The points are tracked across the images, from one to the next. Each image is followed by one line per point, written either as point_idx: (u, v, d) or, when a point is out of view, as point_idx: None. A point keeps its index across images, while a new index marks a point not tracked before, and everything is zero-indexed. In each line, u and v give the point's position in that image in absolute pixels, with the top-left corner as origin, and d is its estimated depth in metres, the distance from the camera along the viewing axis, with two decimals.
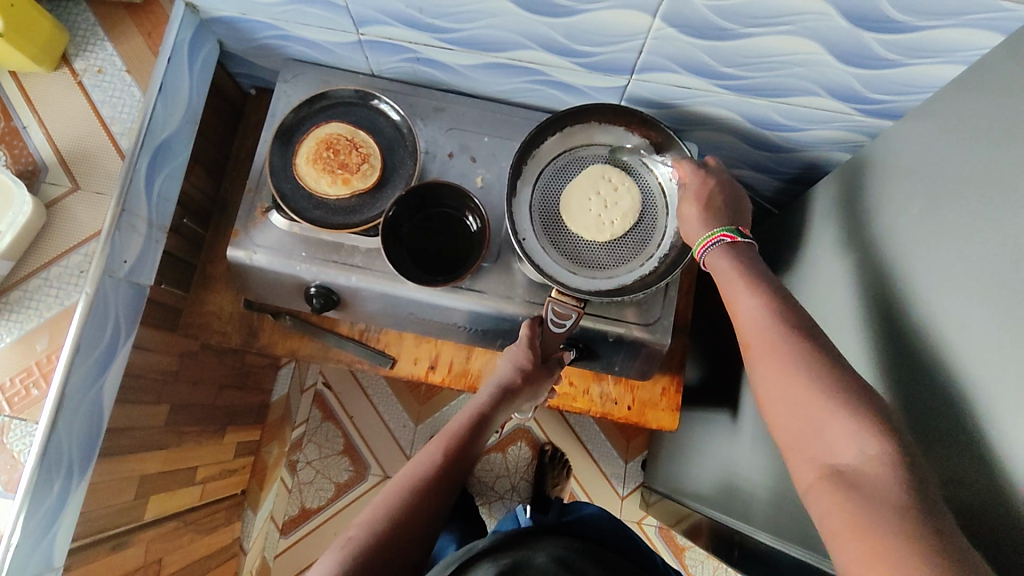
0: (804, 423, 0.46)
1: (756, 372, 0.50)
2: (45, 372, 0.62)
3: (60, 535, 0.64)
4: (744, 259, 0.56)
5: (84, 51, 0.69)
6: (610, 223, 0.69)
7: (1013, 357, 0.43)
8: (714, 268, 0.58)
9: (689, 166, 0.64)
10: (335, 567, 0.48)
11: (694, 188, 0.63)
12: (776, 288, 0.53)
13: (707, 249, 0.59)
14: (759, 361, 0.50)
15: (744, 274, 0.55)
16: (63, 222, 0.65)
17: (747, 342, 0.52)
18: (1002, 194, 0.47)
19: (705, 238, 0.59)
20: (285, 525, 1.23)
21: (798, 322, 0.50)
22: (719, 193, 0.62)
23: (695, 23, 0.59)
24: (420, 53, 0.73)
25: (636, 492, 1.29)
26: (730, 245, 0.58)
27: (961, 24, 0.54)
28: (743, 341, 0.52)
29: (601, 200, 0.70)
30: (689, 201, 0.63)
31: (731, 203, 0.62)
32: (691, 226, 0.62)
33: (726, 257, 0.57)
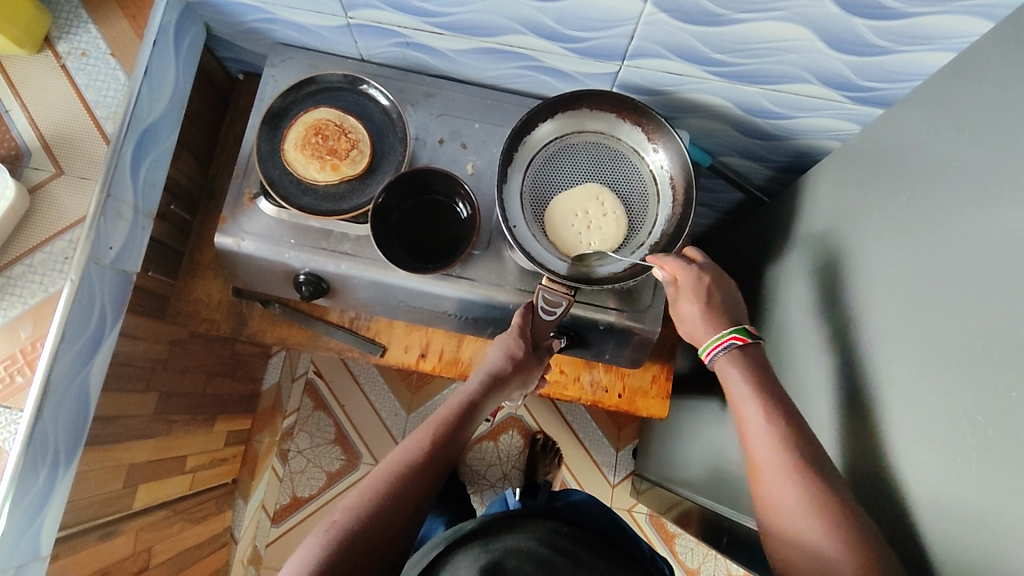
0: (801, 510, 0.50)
1: (770, 500, 0.54)
2: (29, 360, 0.61)
3: (46, 525, 0.64)
4: (754, 372, 0.59)
5: (67, 33, 0.67)
6: (586, 244, 0.68)
7: (1007, 345, 0.43)
8: (723, 374, 0.61)
9: (679, 265, 0.64)
10: (318, 552, 0.49)
11: (687, 290, 0.63)
12: (786, 409, 0.57)
13: (716, 353, 0.62)
14: (772, 490, 0.54)
15: (756, 391, 0.58)
16: (47, 208, 0.64)
17: (758, 464, 0.55)
18: (991, 182, 0.47)
19: (714, 342, 0.62)
20: (277, 514, 1.23)
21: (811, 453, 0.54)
22: (717, 293, 0.64)
23: (686, 8, 0.59)
24: (410, 38, 0.72)
25: (627, 481, 1.30)
26: (740, 350, 0.61)
27: (952, 10, 0.54)
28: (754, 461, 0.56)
29: (586, 220, 0.69)
30: (686, 300, 0.64)
31: (729, 303, 0.64)
32: (693, 325, 0.64)
33: (737, 365, 0.60)
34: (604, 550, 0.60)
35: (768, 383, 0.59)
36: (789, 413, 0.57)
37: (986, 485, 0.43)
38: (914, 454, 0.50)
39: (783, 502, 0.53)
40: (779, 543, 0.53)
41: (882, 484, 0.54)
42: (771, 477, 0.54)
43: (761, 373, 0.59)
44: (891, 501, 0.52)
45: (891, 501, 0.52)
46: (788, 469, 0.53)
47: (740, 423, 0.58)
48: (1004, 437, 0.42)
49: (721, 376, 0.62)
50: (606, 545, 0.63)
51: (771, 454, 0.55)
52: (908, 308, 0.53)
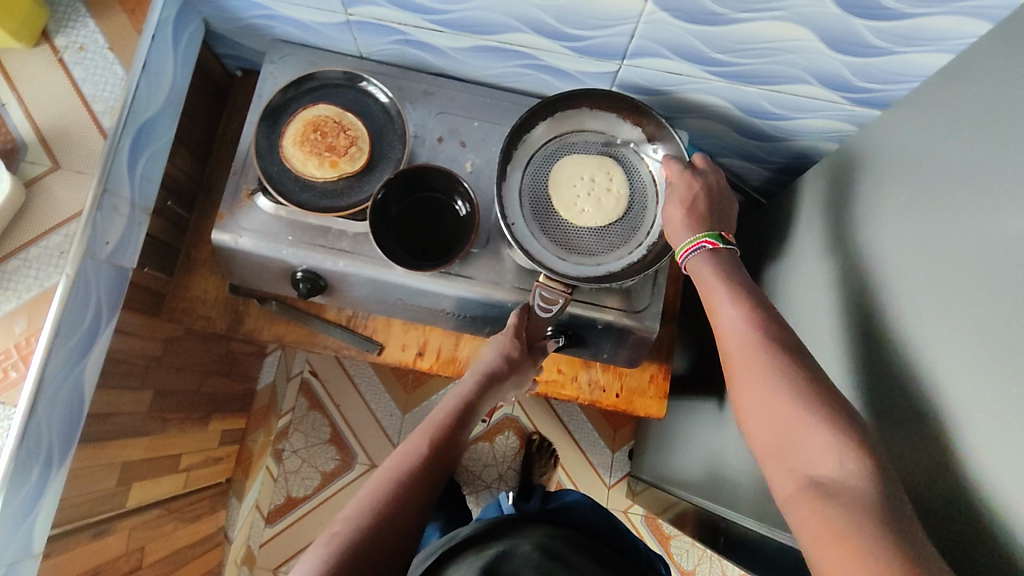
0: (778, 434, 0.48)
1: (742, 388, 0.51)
2: (24, 355, 0.60)
3: (39, 522, 0.63)
4: (723, 267, 0.58)
5: (65, 27, 0.67)
6: (580, 209, 0.69)
7: (1008, 340, 0.43)
8: (695, 274, 0.60)
9: (677, 167, 0.65)
10: (322, 563, 0.47)
11: (677, 188, 0.64)
12: (755, 296, 0.55)
13: (689, 255, 0.61)
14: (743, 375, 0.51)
15: (726, 281, 0.56)
16: (43, 203, 0.64)
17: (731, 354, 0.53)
18: (989, 181, 0.47)
19: (686, 245, 0.61)
20: (271, 514, 1.22)
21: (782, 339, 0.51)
22: (703, 195, 0.64)
23: (687, 7, 0.59)
24: (410, 35, 0.72)
25: (622, 482, 1.30)
26: (711, 251, 0.60)
27: (952, 11, 0.54)
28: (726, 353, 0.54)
29: (588, 187, 0.70)
30: (673, 201, 0.64)
31: (716, 208, 0.64)
32: (674, 227, 0.63)
33: (709, 265, 0.59)
34: (602, 556, 0.60)
35: (737, 275, 0.57)
36: (761, 301, 0.55)
37: (987, 482, 0.43)
38: (912, 454, 0.50)
39: (754, 379, 0.50)
40: (751, 424, 0.50)
41: None
42: (740, 355, 0.52)
43: (731, 267, 0.58)
44: None
45: None
46: (756, 347, 0.51)
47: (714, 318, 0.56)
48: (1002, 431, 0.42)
49: (694, 279, 0.60)
50: (604, 550, 0.62)
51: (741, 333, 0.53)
52: (905, 306, 0.53)
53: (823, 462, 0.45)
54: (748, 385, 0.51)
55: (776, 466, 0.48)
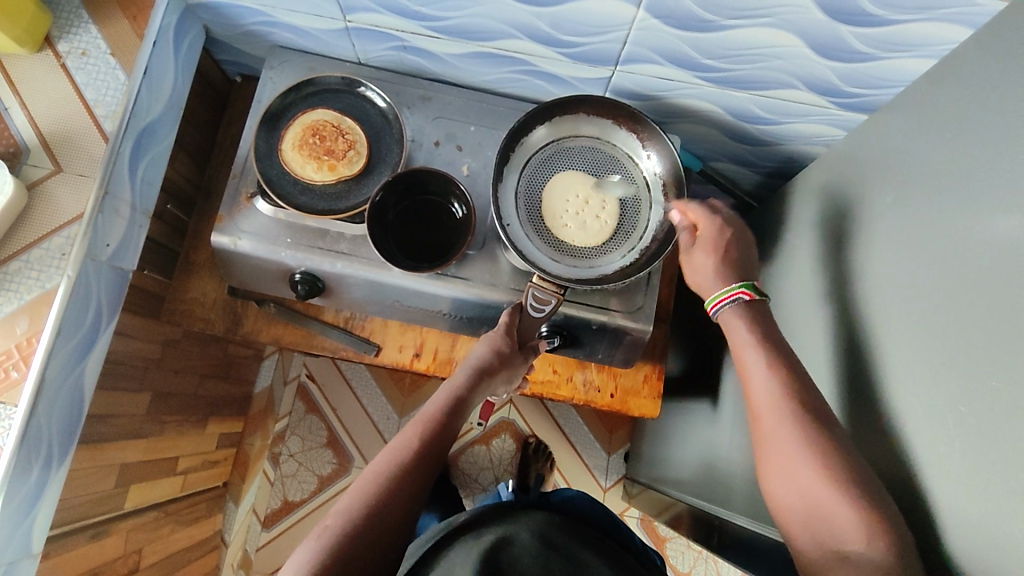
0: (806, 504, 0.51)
1: (771, 455, 0.54)
2: (25, 355, 0.61)
3: (38, 522, 0.63)
4: (757, 324, 0.60)
5: (67, 33, 0.68)
6: (563, 223, 0.70)
7: (991, 337, 0.44)
8: (727, 328, 0.61)
9: (704, 213, 0.66)
10: (313, 559, 0.47)
11: (706, 238, 0.65)
12: (790, 360, 0.57)
13: (721, 306, 0.62)
14: (772, 443, 0.54)
15: (761, 341, 0.58)
16: (45, 205, 0.64)
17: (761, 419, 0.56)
18: (971, 181, 0.49)
19: (721, 294, 0.62)
20: (268, 518, 1.22)
21: (813, 408, 0.54)
22: (732, 245, 0.65)
23: (677, 14, 0.61)
24: (408, 41, 0.73)
25: (618, 485, 1.30)
26: (747, 304, 0.61)
27: (933, 18, 0.56)
28: (757, 417, 0.56)
29: (579, 206, 0.71)
30: (702, 249, 0.65)
31: (744, 257, 0.65)
32: (704, 274, 0.65)
33: (744, 320, 0.60)
34: (598, 544, 0.60)
35: (773, 334, 0.59)
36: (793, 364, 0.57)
37: (971, 475, 0.44)
38: (899, 449, 0.51)
39: (784, 451, 0.53)
40: (779, 493, 0.53)
41: None
42: (774, 422, 0.54)
43: (766, 326, 0.60)
44: None
45: None
46: (791, 415, 0.54)
47: (744, 376, 0.59)
48: (985, 425, 0.43)
49: (726, 330, 0.62)
50: (600, 538, 0.62)
51: (776, 398, 0.55)
52: (896, 305, 0.54)
53: (849, 533, 0.48)
54: (780, 451, 0.53)
55: (804, 535, 0.51)
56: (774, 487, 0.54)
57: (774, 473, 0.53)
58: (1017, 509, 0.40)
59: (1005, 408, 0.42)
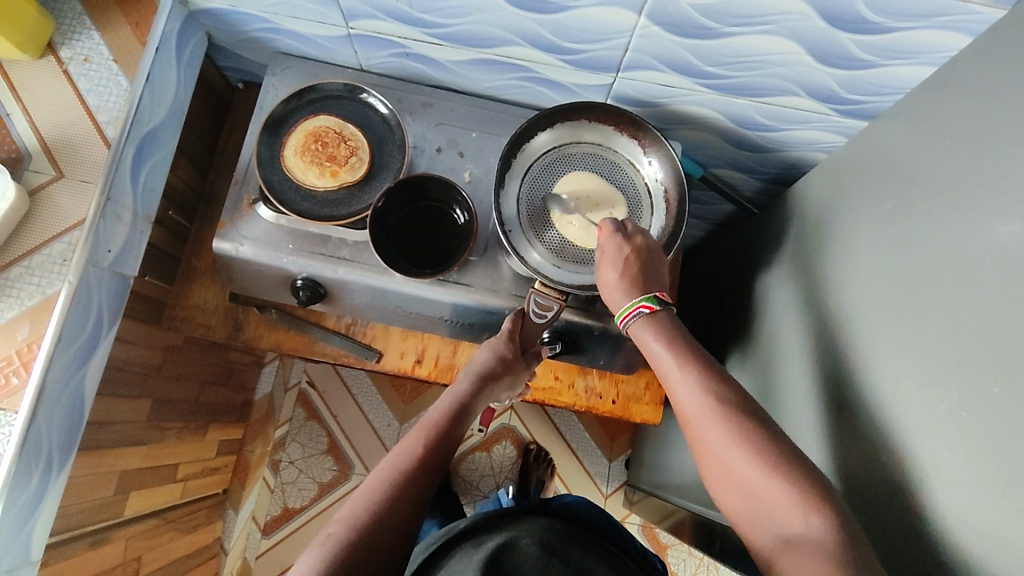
0: (748, 499, 0.50)
1: (706, 458, 0.54)
2: (25, 362, 0.61)
3: (38, 529, 0.63)
4: (667, 332, 0.60)
5: (70, 39, 0.68)
6: (568, 221, 0.70)
7: (992, 342, 0.44)
8: (639, 339, 0.62)
9: (608, 228, 0.64)
10: (316, 567, 0.47)
11: (609, 254, 0.63)
12: (700, 356, 0.58)
13: (628, 320, 0.62)
14: (703, 446, 0.54)
15: (674, 349, 0.58)
16: (46, 211, 0.64)
17: (688, 423, 0.56)
18: (970, 186, 0.49)
19: (625, 310, 0.62)
20: (268, 525, 1.22)
21: (728, 400, 0.54)
22: (637, 259, 0.63)
23: (678, 21, 0.61)
24: (410, 48, 0.73)
25: (619, 492, 1.30)
26: (650, 316, 0.61)
27: (933, 25, 0.56)
28: (685, 422, 0.56)
29: (585, 210, 0.71)
30: (607, 267, 0.63)
31: (650, 270, 0.63)
32: (611, 292, 0.63)
33: (648, 327, 0.61)
34: (599, 550, 0.60)
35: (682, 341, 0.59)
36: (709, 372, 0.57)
37: (971, 481, 0.44)
38: (899, 453, 0.51)
39: (714, 452, 0.53)
40: (723, 495, 0.53)
41: (866, 485, 0.54)
42: (698, 424, 0.54)
43: (675, 333, 0.60)
44: (876, 500, 0.53)
45: (875, 499, 0.53)
46: (710, 415, 0.53)
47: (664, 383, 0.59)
48: (987, 430, 0.43)
49: (637, 341, 0.62)
50: (600, 542, 0.62)
51: (697, 405, 0.55)
52: (894, 310, 0.54)
53: (790, 517, 0.47)
54: (711, 455, 0.53)
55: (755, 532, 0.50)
56: (719, 491, 0.53)
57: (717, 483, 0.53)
58: (1019, 514, 0.40)
59: (1007, 414, 0.42)
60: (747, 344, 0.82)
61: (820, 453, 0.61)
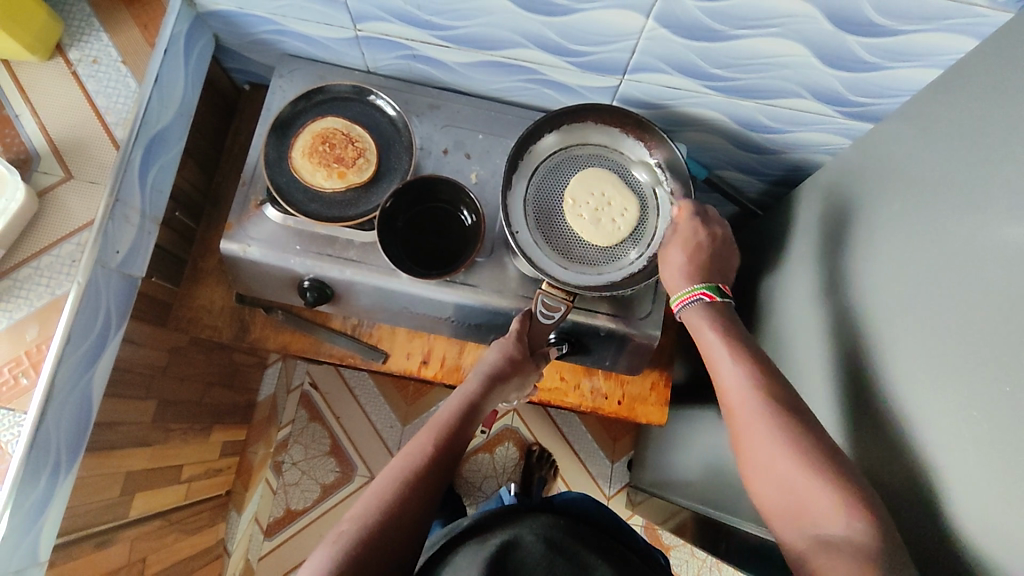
0: (785, 492, 0.50)
1: (747, 445, 0.54)
2: (34, 362, 0.61)
3: (45, 530, 0.63)
4: (723, 324, 0.61)
5: (79, 41, 0.69)
6: (576, 215, 0.70)
7: (1002, 342, 0.44)
8: (692, 326, 0.63)
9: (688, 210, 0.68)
10: (327, 564, 0.47)
11: (683, 232, 0.67)
12: (754, 351, 0.58)
13: (685, 304, 0.64)
14: (746, 433, 0.54)
15: (727, 340, 0.59)
16: (55, 212, 0.64)
17: (732, 410, 0.56)
18: (976, 188, 0.49)
19: (684, 293, 0.64)
20: (270, 527, 1.22)
21: (780, 394, 0.54)
22: (706, 242, 0.67)
23: (685, 23, 0.61)
24: (417, 50, 0.74)
25: (622, 493, 1.30)
26: (709, 304, 0.63)
27: (938, 28, 0.57)
28: (729, 410, 0.57)
29: (593, 208, 0.71)
30: (676, 242, 0.66)
31: (716, 258, 0.67)
32: (672, 268, 0.65)
33: (705, 316, 0.62)
34: (604, 545, 0.60)
35: (737, 334, 0.60)
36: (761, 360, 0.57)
37: (983, 480, 0.44)
38: (909, 454, 0.51)
39: (758, 439, 0.53)
40: (758, 485, 0.53)
41: (874, 485, 0.55)
42: (744, 411, 0.55)
43: (731, 325, 0.61)
44: (884, 499, 0.53)
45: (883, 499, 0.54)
46: (760, 404, 0.54)
47: (712, 371, 0.60)
48: (998, 429, 0.43)
49: (689, 328, 0.64)
50: (605, 538, 0.62)
51: (744, 394, 0.55)
52: (902, 311, 0.54)
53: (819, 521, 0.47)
54: (754, 442, 0.53)
55: (787, 524, 0.50)
56: (754, 479, 0.53)
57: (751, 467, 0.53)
58: None
59: (1016, 414, 0.42)
60: None
61: None
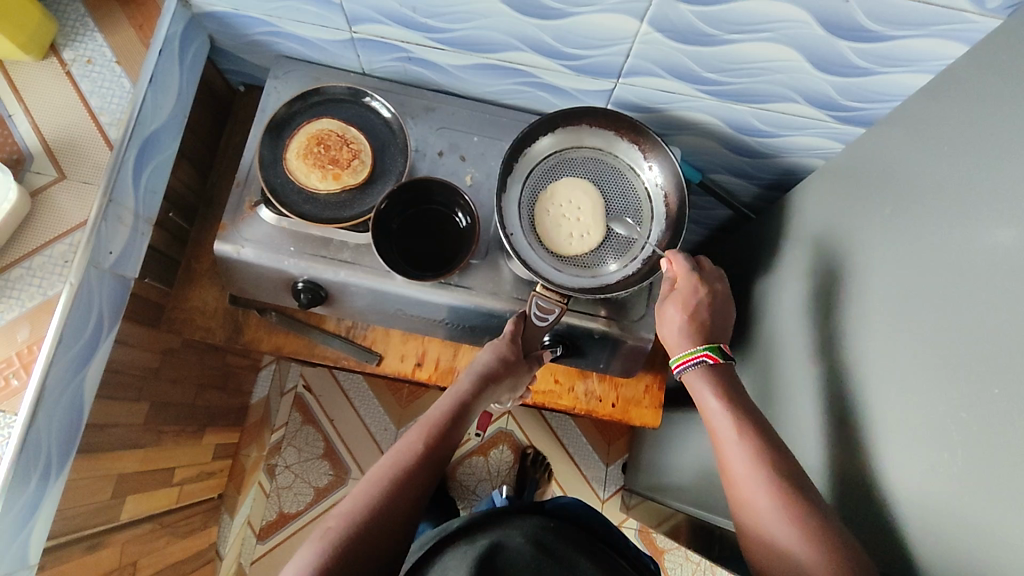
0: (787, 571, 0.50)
1: (748, 518, 0.54)
2: (26, 363, 0.61)
3: (35, 533, 0.62)
4: (723, 386, 0.61)
5: (73, 41, 0.69)
6: (558, 216, 0.71)
7: (990, 346, 0.44)
8: (693, 388, 0.63)
9: (686, 268, 0.68)
10: (313, 561, 0.47)
11: (682, 291, 0.67)
12: (756, 418, 0.59)
13: (686, 366, 0.64)
14: (747, 505, 0.54)
15: (728, 405, 0.59)
16: (48, 213, 0.64)
17: (734, 479, 0.56)
18: (965, 193, 0.50)
19: (685, 355, 0.64)
20: (263, 530, 1.21)
21: (781, 465, 0.54)
22: (703, 302, 0.67)
23: (679, 27, 0.62)
24: (412, 53, 0.74)
25: (616, 496, 1.30)
26: (711, 366, 0.63)
27: (929, 34, 0.57)
28: (730, 479, 0.57)
29: (579, 214, 0.72)
30: (675, 302, 0.67)
31: (714, 319, 0.67)
32: (672, 327, 0.67)
33: (705, 378, 0.63)
34: (592, 548, 0.59)
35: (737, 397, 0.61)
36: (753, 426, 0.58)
37: (972, 481, 0.44)
38: (898, 456, 0.51)
39: (759, 513, 0.53)
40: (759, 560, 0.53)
41: (864, 487, 0.55)
42: (745, 482, 0.55)
43: (732, 389, 0.61)
44: (873, 502, 0.53)
45: (873, 502, 0.54)
46: (762, 475, 0.54)
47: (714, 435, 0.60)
48: (986, 431, 0.44)
49: (691, 389, 0.64)
50: (594, 541, 0.62)
51: (746, 464, 0.55)
52: (893, 313, 0.55)
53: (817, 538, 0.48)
54: (754, 515, 0.53)
55: None
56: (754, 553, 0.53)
57: (749, 535, 0.54)
58: (1016, 514, 0.40)
59: (1004, 415, 0.42)
60: (745, 348, 0.83)
61: (819, 455, 0.62)
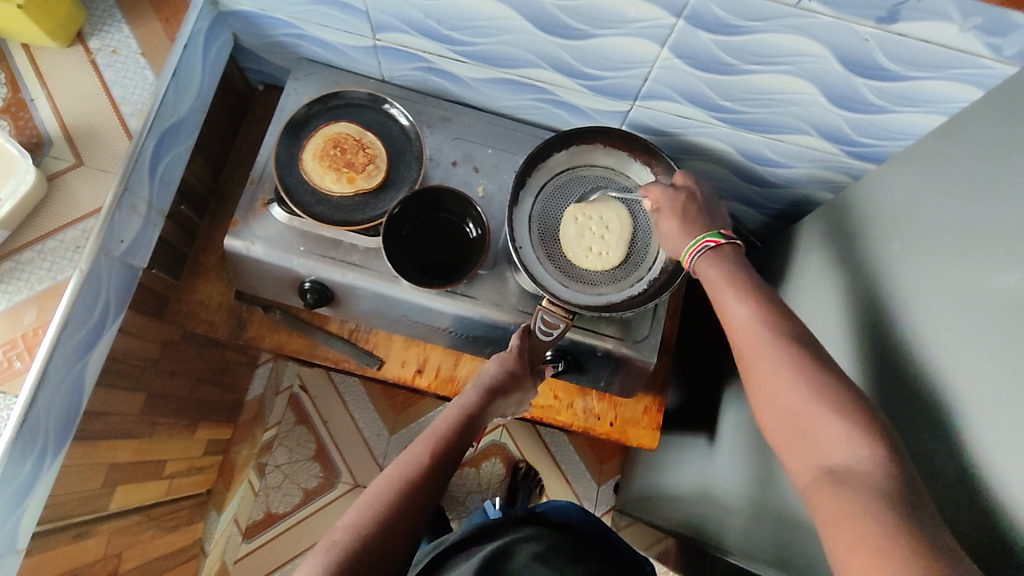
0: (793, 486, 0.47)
1: (752, 378, 0.52)
2: (30, 346, 0.60)
3: (26, 517, 0.62)
4: (729, 267, 0.59)
5: (99, 31, 0.70)
6: (584, 243, 0.71)
7: (993, 388, 0.44)
8: (702, 276, 0.60)
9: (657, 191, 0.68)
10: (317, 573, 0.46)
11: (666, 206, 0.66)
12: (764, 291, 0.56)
13: (695, 256, 0.61)
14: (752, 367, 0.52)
15: (730, 283, 0.57)
16: (64, 198, 0.64)
17: (740, 348, 0.54)
18: (977, 234, 0.50)
19: (691, 247, 0.62)
20: (249, 529, 1.20)
21: (790, 329, 0.52)
22: (692, 206, 0.65)
23: (700, 56, 0.63)
24: (433, 63, 0.75)
25: (607, 516, 1.30)
26: (714, 250, 0.60)
27: (945, 77, 0.58)
28: (736, 347, 0.54)
29: (596, 236, 0.71)
30: (666, 217, 0.65)
31: (708, 214, 0.65)
32: (674, 239, 0.64)
33: (712, 265, 0.59)
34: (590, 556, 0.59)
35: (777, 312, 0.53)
36: (870, 417, 0.45)
37: (976, 521, 0.44)
38: None
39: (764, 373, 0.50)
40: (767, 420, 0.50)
41: None
42: (749, 345, 0.53)
43: (738, 266, 0.58)
44: None
45: None
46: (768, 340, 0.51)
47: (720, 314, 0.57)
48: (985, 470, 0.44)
49: (701, 281, 0.61)
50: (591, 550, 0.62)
51: (749, 327, 0.53)
52: (899, 350, 0.55)
53: None
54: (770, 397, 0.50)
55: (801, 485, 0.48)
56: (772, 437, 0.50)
57: (760, 398, 0.51)
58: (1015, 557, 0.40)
59: (1003, 455, 0.42)
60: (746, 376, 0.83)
61: None
